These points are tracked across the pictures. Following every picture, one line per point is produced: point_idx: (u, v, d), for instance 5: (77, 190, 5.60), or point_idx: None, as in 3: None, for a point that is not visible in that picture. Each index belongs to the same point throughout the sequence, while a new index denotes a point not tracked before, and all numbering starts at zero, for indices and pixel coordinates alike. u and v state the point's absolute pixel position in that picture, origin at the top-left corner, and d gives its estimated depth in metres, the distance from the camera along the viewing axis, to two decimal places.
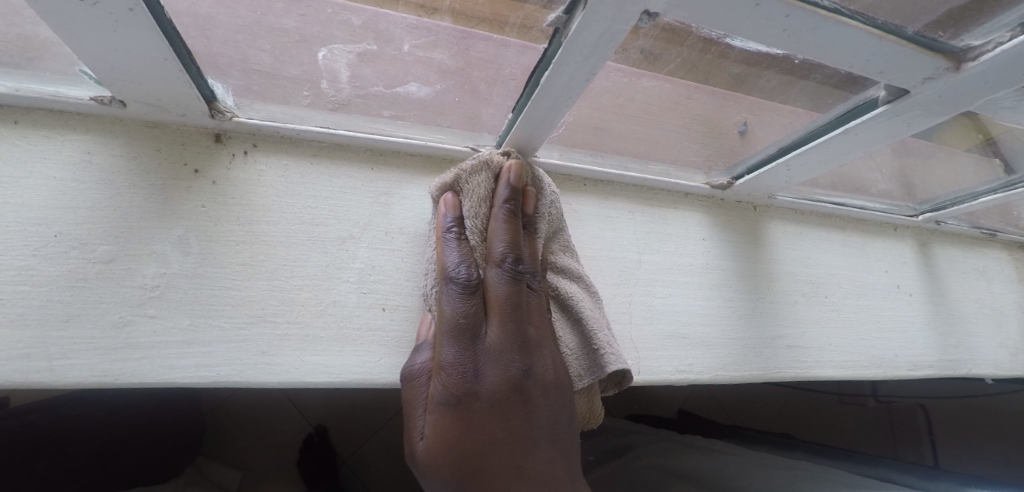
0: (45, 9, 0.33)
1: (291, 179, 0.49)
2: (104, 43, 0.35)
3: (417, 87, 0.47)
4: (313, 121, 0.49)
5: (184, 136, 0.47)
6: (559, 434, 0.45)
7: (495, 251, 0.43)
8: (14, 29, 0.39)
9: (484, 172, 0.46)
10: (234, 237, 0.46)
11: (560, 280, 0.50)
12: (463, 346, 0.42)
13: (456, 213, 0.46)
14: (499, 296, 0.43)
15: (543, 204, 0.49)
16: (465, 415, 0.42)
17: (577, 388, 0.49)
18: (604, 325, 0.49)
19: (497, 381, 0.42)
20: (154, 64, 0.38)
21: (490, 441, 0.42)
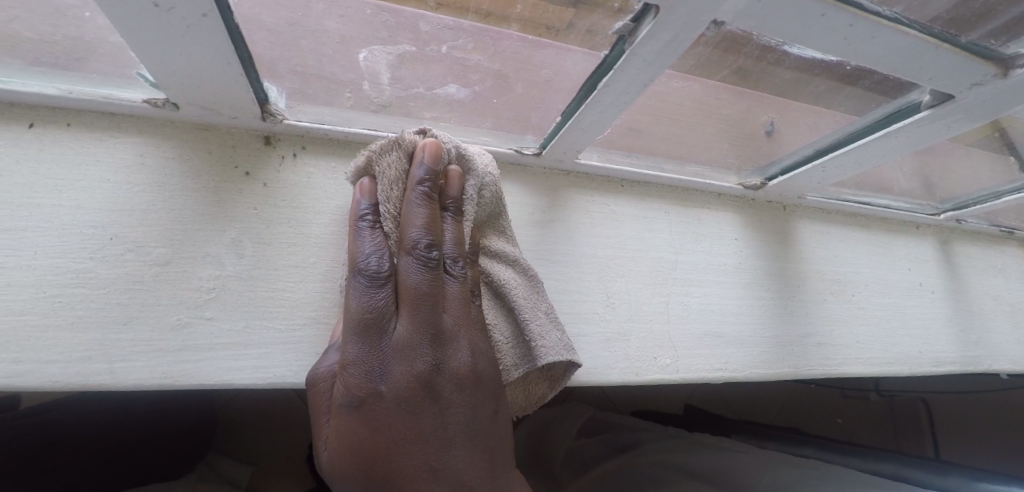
0: (122, 16, 0.33)
1: (340, 182, 0.49)
2: (175, 48, 0.36)
3: (457, 88, 0.47)
4: (362, 123, 0.49)
5: (235, 139, 0.47)
6: (477, 431, 0.43)
7: (409, 238, 0.40)
8: (79, 33, 0.39)
9: (395, 152, 0.41)
10: (286, 239, 0.46)
11: (493, 266, 0.47)
12: (368, 343, 0.40)
13: (371, 200, 0.42)
14: (410, 287, 0.40)
15: (469, 184, 0.44)
16: (367, 418, 0.40)
17: (511, 378, 0.47)
18: (538, 315, 0.46)
19: (406, 379, 0.40)
20: (219, 68, 0.38)
21: (394, 443, 0.40)
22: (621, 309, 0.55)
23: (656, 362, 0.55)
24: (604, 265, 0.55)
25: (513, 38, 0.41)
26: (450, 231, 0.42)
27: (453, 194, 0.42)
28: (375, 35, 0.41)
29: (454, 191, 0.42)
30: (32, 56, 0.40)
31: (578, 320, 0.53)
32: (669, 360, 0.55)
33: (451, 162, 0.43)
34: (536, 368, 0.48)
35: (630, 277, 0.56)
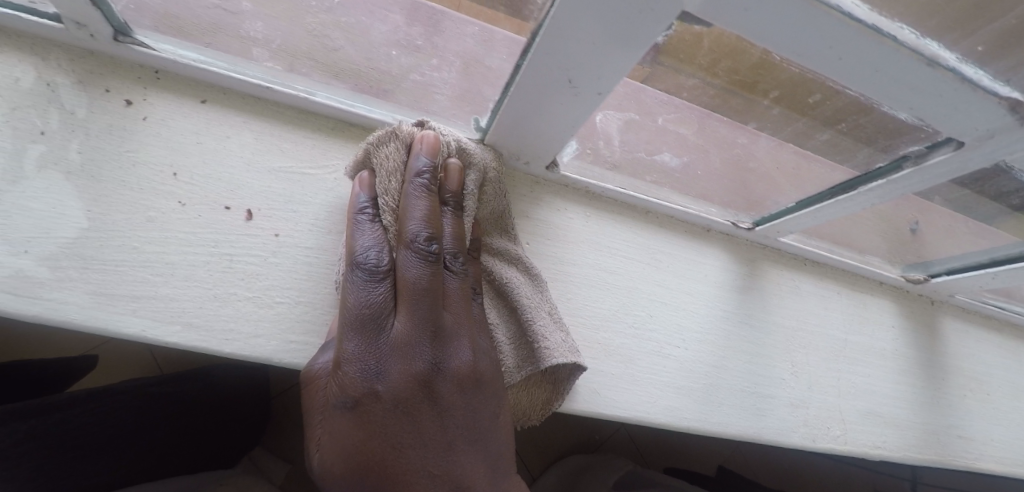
0: (524, 86, 0.41)
1: (592, 230, 0.55)
2: (545, 110, 0.43)
3: (671, 157, 0.53)
4: (616, 181, 0.56)
5: (515, 180, 0.54)
6: (478, 433, 0.44)
7: (408, 231, 0.41)
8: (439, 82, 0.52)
9: (392, 143, 0.44)
10: (549, 275, 0.52)
11: (496, 264, 0.49)
12: (362, 341, 0.40)
13: (370, 193, 0.45)
14: (407, 282, 0.40)
15: (469, 179, 0.46)
16: (362, 421, 0.41)
17: (513, 379, 0.47)
18: (542, 315, 0.46)
19: (404, 379, 0.41)
20: (560, 128, 0.45)
21: (389, 447, 0.41)
22: (802, 377, 0.60)
23: (829, 432, 0.59)
24: (790, 335, 0.60)
25: (786, 145, 0.47)
26: (452, 226, 0.43)
27: (452, 188, 0.44)
28: (657, 106, 0.45)
29: (453, 185, 0.44)
30: (354, 79, 0.51)
31: (767, 382, 0.58)
32: (840, 431, 0.59)
33: (451, 157, 0.45)
34: (539, 371, 0.47)
35: (809, 349, 0.61)
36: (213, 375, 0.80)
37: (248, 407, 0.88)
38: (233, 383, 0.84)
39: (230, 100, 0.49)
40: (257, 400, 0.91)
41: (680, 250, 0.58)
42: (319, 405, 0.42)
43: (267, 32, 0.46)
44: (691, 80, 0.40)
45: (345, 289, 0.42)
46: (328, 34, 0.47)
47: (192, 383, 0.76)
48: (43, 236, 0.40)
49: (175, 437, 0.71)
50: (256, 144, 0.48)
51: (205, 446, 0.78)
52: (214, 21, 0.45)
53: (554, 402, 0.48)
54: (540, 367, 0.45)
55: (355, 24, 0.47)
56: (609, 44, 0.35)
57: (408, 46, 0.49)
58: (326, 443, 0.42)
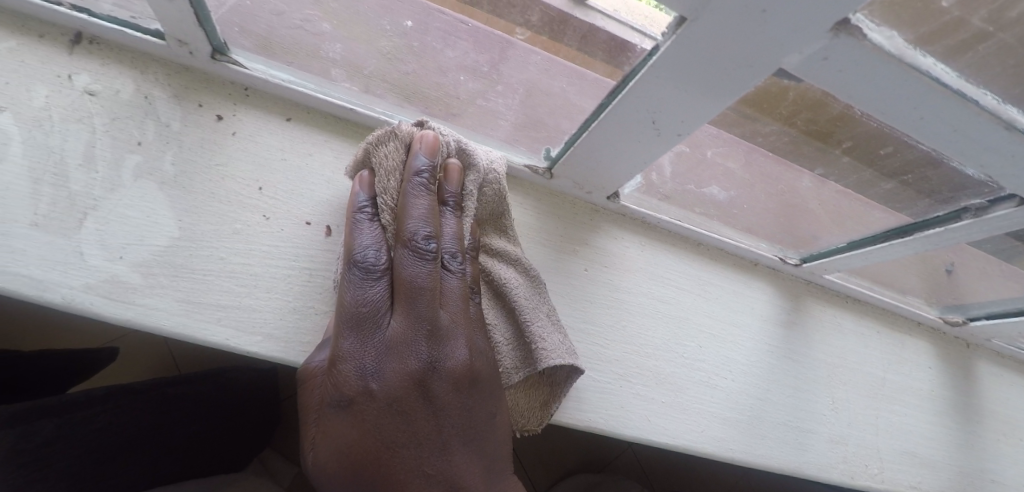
0: (606, 123, 0.43)
1: (648, 259, 0.56)
2: (619, 146, 0.45)
3: (719, 190, 0.54)
4: (671, 213, 0.57)
5: (576, 207, 0.55)
6: (473, 433, 0.43)
7: (408, 230, 0.40)
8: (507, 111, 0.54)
9: (393, 142, 0.42)
10: (604, 302, 0.53)
11: (494, 264, 0.48)
12: (357, 339, 0.40)
13: (370, 192, 0.43)
14: (404, 281, 0.40)
15: (470, 180, 0.44)
16: (355, 420, 0.40)
17: (510, 380, 0.46)
18: (539, 316, 0.46)
19: (398, 377, 0.40)
20: (630, 164, 0.47)
21: (383, 445, 0.40)
22: (842, 413, 0.60)
23: (867, 470, 0.60)
24: (832, 371, 0.61)
25: (843, 191, 0.49)
26: (450, 226, 0.43)
27: (452, 188, 0.43)
28: (723, 145, 0.47)
29: (453, 185, 0.43)
30: (427, 103, 0.54)
31: (809, 417, 0.59)
32: (877, 470, 0.60)
33: (452, 157, 0.44)
34: (535, 372, 0.47)
35: (850, 386, 0.62)
36: (234, 374, 0.80)
37: (268, 403, 0.89)
38: (253, 380, 0.84)
39: (314, 119, 0.51)
40: (273, 397, 0.93)
41: (728, 283, 0.59)
42: (313, 403, 0.41)
43: (344, 53, 0.49)
44: (768, 127, 0.42)
45: (342, 288, 0.41)
46: (401, 57, 0.50)
47: (215, 382, 0.76)
48: (136, 243, 0.42)
49: (207, 432, 0.74)
50: (336, 163, 0.51)
51: (234, 440, 0.81)
52: (300, 43, 0.48)
53: (552, 406, 0.47)
54: (536, 368, 0.44)
55: (426, 49, 0.49)
56: (701, 94, 0.37)
57: (475, 71, 0.51)
58: (319, 442, 0.41)
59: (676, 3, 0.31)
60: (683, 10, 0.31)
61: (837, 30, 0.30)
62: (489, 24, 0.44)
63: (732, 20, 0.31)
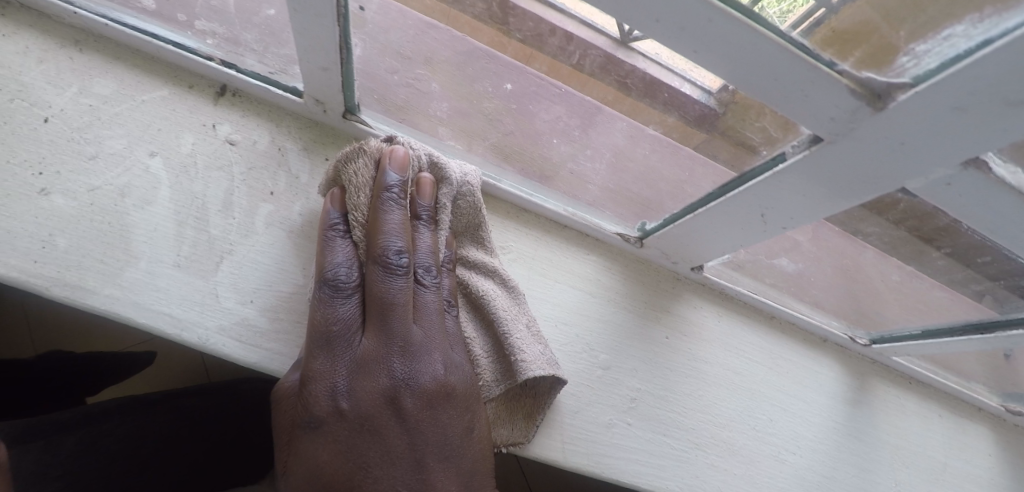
0: (715, 210, 0.45)
1: (725, 330, 0.58)
2: (720, 229, 0.47)
3: (787, 262, 0.54)
4: (750, 286, 0.59)
5: (659, 274, 0.57)
6: (450, 451, 0.42)
7: (379, 245, 0.40)
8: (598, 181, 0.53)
9: (362, 158, 0.42)
10: (682, 369, 0.55)
11: (471, 276, 0.48)
12: (327, 358, 0.39)
13: (342, 209, 0.42)
14: (375, 298, 0.40)
15: (443, 193, 0.45)
16: (323, 442, 0.39)
17: (488, 395, 0.45)
18: (519, 327, 0.46)
19: (371, 395, 0.40)
20: (726, 244, 0.49)
21: (354, 466, 0.39)
22: None
23: None
24: (895, 452, 0.62)
25: (926, 284, 0.50)
26: (421, 239, 0.43)
27: (425, 203, 0.43)
28: (815, 236, 0.49)
29: (426, 199, 0.43)
30: (522, 165, 0.54)
31: None
32: None
33: (425, 170, 0.44)
34: (515, 386, 0.46)
35: (913, 468, 0.62)
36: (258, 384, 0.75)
37: None
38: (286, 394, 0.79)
39: None
40: None
41: (798, 356, 0.60)
42: (285, 424, 0.41)
43: (450, 113, 0.52)
44: (868, 225, 0.44)
45: (312, 307, 0.40)
46: (500, 118, 0.51)
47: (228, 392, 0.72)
48: (266, 288, 0.45)
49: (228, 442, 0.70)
50: None
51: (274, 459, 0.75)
52: (418, 106, 0.51)
53: (537, 418, 0.47)
54: (517, 380, 0.44)
55: (523, 111, 0.50)
56: (817, 198, 0.39)
57: (566, 134, 0.50)
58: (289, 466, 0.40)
59: (815, 126, 0.34)
60: (822, 132, 0.34)
61: (966, 165, 0.32)
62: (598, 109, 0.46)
63: (869, 145, 0.33)
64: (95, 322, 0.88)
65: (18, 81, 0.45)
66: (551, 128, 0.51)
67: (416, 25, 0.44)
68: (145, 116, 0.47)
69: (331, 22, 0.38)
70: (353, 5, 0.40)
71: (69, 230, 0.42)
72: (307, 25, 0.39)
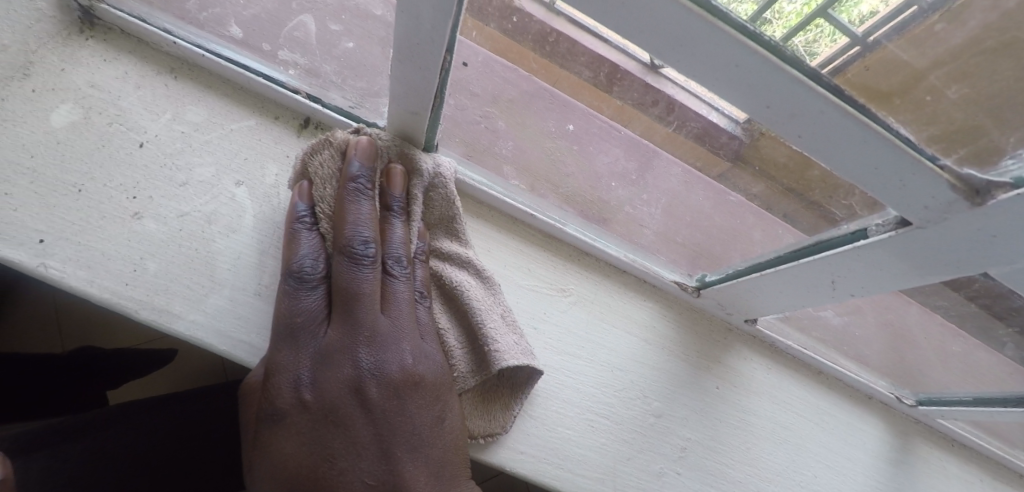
0: (785, 274, 0.46)
1: (773, 383, 0.58)
2: (785, 291, 0.48)
3: (831, 314, 0.54)
4: (799, 340, 0.60)
5: (712, 324, 0.58)
6: (418, 441, 0.42)
7: (344, 235, 0.41)
8: (653, 229, 0.55)
9: (328, 150, 0.42)
10: (732, 422, 0.55)
11: (445, 267, 0.49)
12: (290, 350, 0.41)
13: (309, 202, 0.44)
14: (341, 289, 0.41)
15: (415, 183, 0.46)
16: (287, 434, 0.40)
17: (463, 386, 0.46)
18: (493, 317, 0.46)
19: (336, 385, 0.41)
20: (789, 303, 0.50)
21: (318, 457, 0.40)
22: None
23: None
24: None
25: (977, 350, 0.51)
26: (385, 229, 0.44)
27: (396, 193, 0.45)
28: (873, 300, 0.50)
29: (397, 190, 0.45)
30: (581, 207, 0.55)
31: None
32: None
33: (395, 162, 0.46)
34: (490, 377, 0.46)
35: None
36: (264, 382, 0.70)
37: None
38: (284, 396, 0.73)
39: (471, 208, 0.53)
40: None
41: (844, 413, 0.61)
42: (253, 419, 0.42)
43: (514, 152, 0.53)
44: (932, 296, 0.45)
45: (280, 299, 0.42)
46: (561, 158, 0.53)
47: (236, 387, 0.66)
48: None
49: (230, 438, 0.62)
50: (511, 261, 0.53)
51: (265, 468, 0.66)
52: (491, 149, 0.53)
53: (514, 407, 0.47)
54: (492, 370, 0.44)
55: (583, 154, 0.52)
56: (892, 272, 0.40)
57: (623, 177, 0.52)
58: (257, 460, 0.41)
59: (905, 211, 0.35)
60: (912, 217, 0.35)
61: None
62: (667, 166, 0.48)
63: (962, 233, 0.34)
64: (130, 326, 0.90)
65: (117, 106, 0.48)
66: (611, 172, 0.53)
67: (499, 74, 0.47)
68: (233, 145, 0.50)
69: (432, 75, 0.40)
70: (459, 62, 0.43)
71: (158, 254, 0.44)
72: (408, 75, 0.40)
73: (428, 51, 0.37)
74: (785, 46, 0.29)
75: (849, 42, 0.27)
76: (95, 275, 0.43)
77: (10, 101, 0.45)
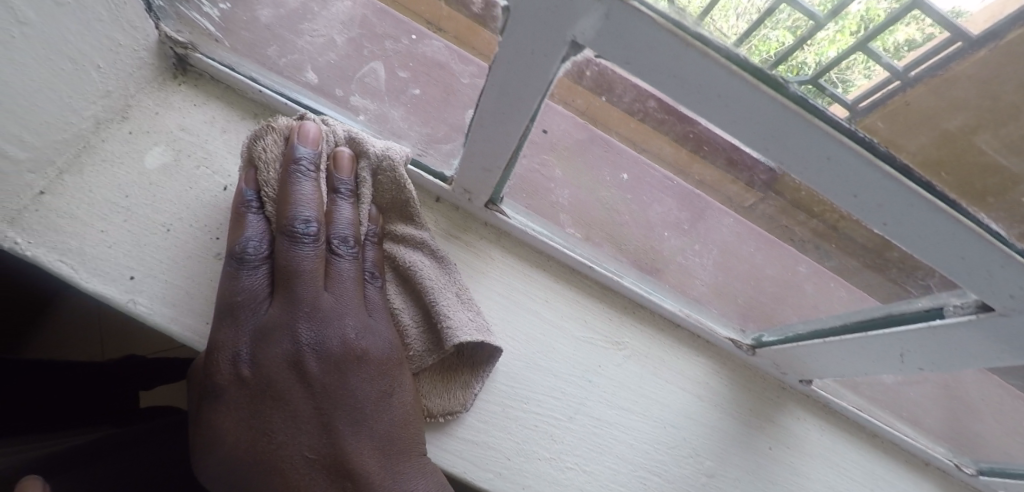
0: (849, 344, 0.46)
1: (826, 445, 0.57)
2: (847, 359, 0.48)
3: (890, 378, 0.53)
4: (853, 402, 0.59)
5: (766, 383, 0.58)
6: (362, 415, 0.42)
7: (286, 214, 0.41)
8: (705, 287, 0.55)
9: (272, 135, 0.42)
10: (785, 485, 0.54)
11: (399, 249, 0.49)
12: (230, 326, 0.41)
13: (255, 187, 0.43)
14: (282, 266, 0.41)
15: (362, 167, 0.45)
16: (227, 412, 0.40)
17: (416, 365, 0.47)
18: (446, 296, 0.47)
19: (277, 362, 0.40)
20: (848, 370, 0.49)
21: (258, 432, 0.40)
22: None
23: None
24: None
25: None
26: (330, 209, 0.43)
27: (344, 177, 0.44)
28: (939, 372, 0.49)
29: (344, 174, 0.44)
30: (636, 259, 0.55)
31: None
32: None
33: (342, 146, 0.45)
34: (442, 356, 0.47)
35: None
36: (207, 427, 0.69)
37: None
38: None
39: (533, 257, 0.55)
40: None
41: (900, 479, 0.59)
42: (195, 399, 0.42)
43: (572, 201, 0.52)
44: (1007, 373, 0.44)
45: (223, 280, 0.42)
46: (618, 209, 0.52)
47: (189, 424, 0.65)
48: None
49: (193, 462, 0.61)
50: (569, 313, 0.54)
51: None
52: (547, 201, 0.53)
53: (473, 385, 0.47)
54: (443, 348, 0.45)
55: (639, 203, 0.50)
56: (968, 351, 0.40)
57: (677, 228, 0.50)
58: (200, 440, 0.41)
59: (989, 297, 0.35)
60: (995, 303, 0.35)
61: None
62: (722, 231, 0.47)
63: None
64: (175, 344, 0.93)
65: (203, 149, 0.53)
66: (666, 222, 0.51)
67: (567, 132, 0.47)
68: None
69: (513, 139, 0.41)
70: (539, 129, 0.44)
71: None
72: (489, 138, 0.42)
73: (514, 120, 0.39)
74: (824, 82, 0.26)
75: (889, 77, 0.23)
76: (176, 311, 0.46)
77: (110, 142, 0.49)
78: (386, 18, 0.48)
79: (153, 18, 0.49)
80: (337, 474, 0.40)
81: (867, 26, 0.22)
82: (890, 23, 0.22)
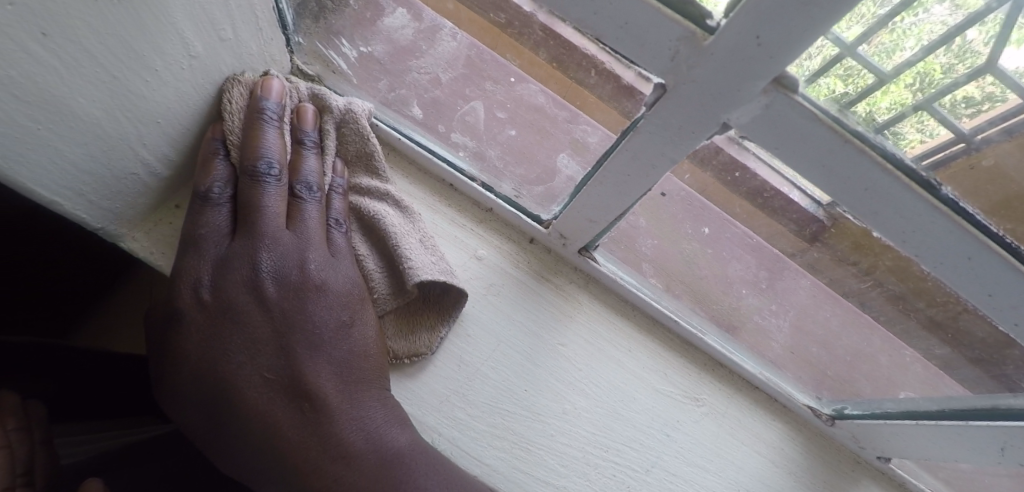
0: (946, 431, 0.44)
1: None
2: (939, 443, 0.46)
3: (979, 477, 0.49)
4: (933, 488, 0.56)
5: (841, 454, 0.57)
6: (320, 342, 0.45)
7: (252, 153, 0.43)
8: (784, 352, 0.55)
9: (239, 87, 0.45)
10: None
11: (362, 200, 0.52)
12: (194, 257, 0.43)
13: (217, 134, 0.45)
14: (247, 202, 0.43)
15: (327, 119, 0.50)
16: (189, 334, 0.42)
17: (377, 307, 0.50)
18: (409, 241, 0.50)
19: (238, 288, 0.43)
20: (938, 454, 0.48)
21: (216, 353, 0.42)
22: None
23: None
24: None
25: None
26: (294, 156, 0.47)
27: (309, 129, 0.49)
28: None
29: (308, 125, 0.49)
30: (716, 316, 0.56)
31: None
32: None
33: (306, 101, 0.50)
34: (401, 298, 0.50)
35: None
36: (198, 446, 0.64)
37: None
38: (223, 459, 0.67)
39: (619, 306, 0.57)
40: None
41: None
42: (156, 325, 0.44)
43: (656, 253, 0.54)
44: None
45: (188, 215, 0.44)
46: (697, 261, 0.53)
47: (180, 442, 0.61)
48: (492, 402, 0.52)
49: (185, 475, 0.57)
50: (651, 366, 0.56)
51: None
52: (632, 253, 0.55)
53: (439, 327, 0.52)
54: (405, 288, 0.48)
55: (719, 260, 0.51)
56: None
57: (753, 285, 0.52)
58: (165, 364, 0.43)
59: None
60: None
61: None
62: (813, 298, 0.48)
63: None
64: None
65: None
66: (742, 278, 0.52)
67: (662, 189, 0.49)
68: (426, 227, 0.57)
69: (631, 199, 0.43)
70: (657, 192, 0.46)
71: None
72: (603, 195, 0.44)
73: (635, 183, 0.41)
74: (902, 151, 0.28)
75: (952, 136, 0.26)
76: None
77: None
78: (491, 64, 0.50)
79: (289, 51, 0.53)
80: (297, 395, 0.43)
81: (925, 94, 0.25)
82: (949, 87, 0.24)
